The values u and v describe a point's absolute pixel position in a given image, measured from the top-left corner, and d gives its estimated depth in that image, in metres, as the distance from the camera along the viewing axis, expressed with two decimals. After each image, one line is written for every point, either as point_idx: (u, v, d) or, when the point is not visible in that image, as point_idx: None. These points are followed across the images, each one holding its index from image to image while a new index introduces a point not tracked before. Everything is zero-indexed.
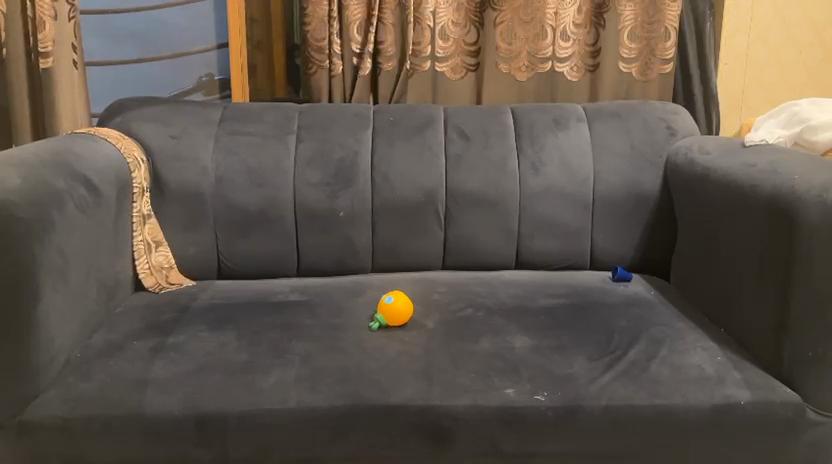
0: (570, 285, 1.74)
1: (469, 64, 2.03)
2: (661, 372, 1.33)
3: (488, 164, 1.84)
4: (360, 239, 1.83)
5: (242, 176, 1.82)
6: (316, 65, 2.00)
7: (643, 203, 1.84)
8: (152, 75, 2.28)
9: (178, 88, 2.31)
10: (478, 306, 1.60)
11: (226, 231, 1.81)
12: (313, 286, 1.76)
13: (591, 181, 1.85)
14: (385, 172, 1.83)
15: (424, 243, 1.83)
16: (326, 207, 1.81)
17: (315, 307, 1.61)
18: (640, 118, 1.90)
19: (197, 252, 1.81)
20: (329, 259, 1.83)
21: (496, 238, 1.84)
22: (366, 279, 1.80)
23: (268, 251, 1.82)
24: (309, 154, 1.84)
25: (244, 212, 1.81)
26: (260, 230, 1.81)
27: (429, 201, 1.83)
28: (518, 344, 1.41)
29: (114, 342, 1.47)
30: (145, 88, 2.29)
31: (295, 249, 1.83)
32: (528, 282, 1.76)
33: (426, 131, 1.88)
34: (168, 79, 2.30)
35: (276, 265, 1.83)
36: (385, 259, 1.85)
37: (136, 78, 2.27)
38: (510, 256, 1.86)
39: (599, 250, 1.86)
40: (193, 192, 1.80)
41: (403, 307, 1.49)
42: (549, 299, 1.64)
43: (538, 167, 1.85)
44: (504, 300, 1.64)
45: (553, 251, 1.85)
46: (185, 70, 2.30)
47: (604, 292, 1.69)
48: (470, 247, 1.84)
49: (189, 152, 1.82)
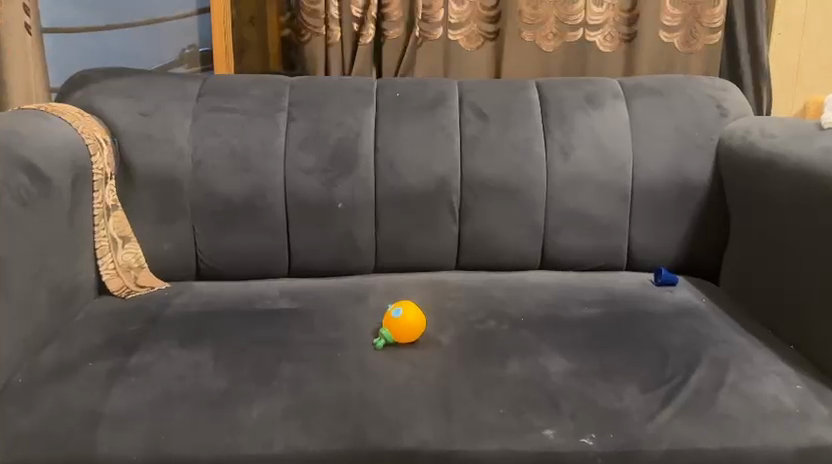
0: (605, 290, 1.49)
1: (487, 32, 1.76)
2: (732, 405, 1.08)
3: (510, 148, 1.59)
4: (362, 234, 1.57)
5: (224, 160, 1.56)
6: (311, 31, 1.73)
7: (689, 194, 1.58)
8: (127, 46, 1.96)
9: (159, 61, 2.01)
10: (502, 315, 1.35)
11: (206, 224, 1.56)
12: (306, 290, 1.51)
13: (630, 168, 1.59)
14: (391, 156, 1.57)
15: (435, 239, 1.58)
16: (322, 196, 1.56)
17: (309, 317, 1.35)
18: (685, 95, 1.63)
19: (172, 247, 1.56)
20: (325, 258, 1.58)
21: (520, 234, 1.59)
22: (368, 282, 1.55)
23: (254, 248, 1.57)
24: (302, 135, 1.58)
25: (226, 202, 1.55)
26: (245, 223, 1.56)
27: (441, 190, 1.57)
28: (556, 368, 1.16)
29: (67, 360, 1.21)
30: (119, 60, 1.97)
31: (286, 246, 1.58)
32: (557, 286, 1.51)
33: (438, 108, 1.61)
34: (145, 51, 1.99)
35: (264, 265, 1.58)
36: (390, 257, 1.60)
37: (106, 48, 1.94)
38: (535, 254, 1.61)
39: (638, 248, 1.61)
40: (167, 178, 1.54)
41: (414, 322, 1.23)
42: (585, 308, 1.39)
43: (567, 151, 1.59)
44: (532, 308, 1.38)
45: (585, 249, 1.60)
46: (165, 41, 2.00)
47: (648, 299, 1.44)
48: (488, 244, 1.59)
49: (163, 132, 1.56)
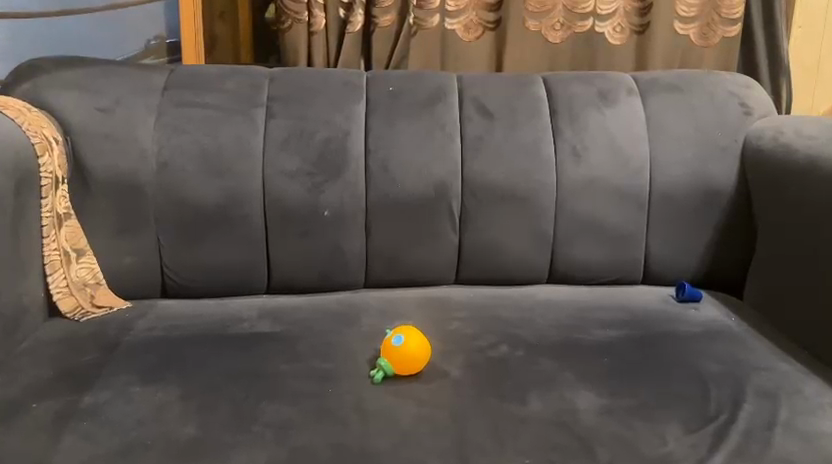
0: (625, 308, 1.34)
1: (488, 21, 1.60)
2: (790, 447, 0.93)
3: (516, 149, 1.42)
4: (351, 246, 1.40)
5: (194, 162, 1.37)
6: (291, 17, 1.55)
7: (712, 201, 1.44)
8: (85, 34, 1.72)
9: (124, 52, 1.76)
10: (515, 338, 1.19)
11: (175, 234, 1.37)
12: (288, 309, 1.33)
13: (647, 172, 1.45)
14: (384, 158, 1.40)
15: (433, 251, 1.42)
16: (306, 203, 1.38)
17: (294, 343, 1.18)
18: (705, 91, 1.49)
19: (135, 261, 1.37)
20: (309, 273, 1.41)
21: (528, 244, 1.43)
22: (358, 299, 1.38)
23: (229, 263, 1.39)
24: (283, 134, 1.40)
25: (197, 210, 1.37)
26: (219, 234, 1.38)
27: (441, 196, 1.40)
28: (586, 405, 1.00)
29: (6, 401, 1.02)
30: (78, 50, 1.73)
31: (264, 260, 1.40)
32: (570, 303, 1.35)
33: (437, 104, 1.44)
34: (108, 37, 1.75)
35: (240, 280, 1.40)
36: (383, 271, 1.42)
37: (64, 34, 1.71)
38: (542, 268, 1.45)
39: (656, 259, 1.46)
40: (129, 182, 1.35)
41: (417, 351, 1.05)
42: (606, 330, 1.23)
43: (579, 152, 1.43)
44: (547, 330, 1.22)
45: (598, 261, 1.45)
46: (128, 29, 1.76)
47: (673, 319, 1.29)
48: (492, 256, 1.43)
49: (124, 130, 1.36)
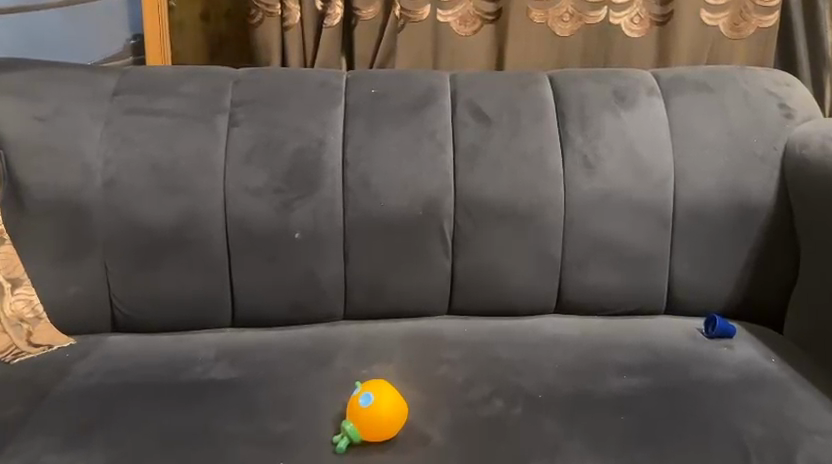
0: (645, 348, 1.14)
1: (486, 12, 1.41)
2: None
3: (518, 159, 1.23)
4: (327, 274, 1.22)
5: (147, 178, 1.19)
6: (262, 10, 1.37)
7: (747, 219, 1.24)
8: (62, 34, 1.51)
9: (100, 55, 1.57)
10: (513, 389, 1.00)
11: (124, 260, 1.19)
12: (252, 348, 1.15)
13: (671, 184, 1.25)
14: (364, 171, 1.21)
15: (422, 278, 1.23)
16: (275, 224, 1.20)
17: (251, 393, 0.99)
18: (738, 90, 1.28)
19: (80, 292, 1.20)
20: (280, 304, 1.22)
21: (532, 270, 1.24)
22: (335, 334, 1.19)
23: (188, 293, 1.21)
24: (248, 145, 1.21)
25: (150, 233, 1.19)
26: (175, 259, 1.20)
27: (431, 215, 1.21)
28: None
29: None
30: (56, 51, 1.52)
31: (228, 290, 1.22)
32: (581, 340, 1.16)
33: (427, 109, 1.25)
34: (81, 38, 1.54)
35: (201, 312, 1.22)
36: (364, 302, 1.24)
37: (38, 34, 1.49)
38: (549, 296, 1.26)
39: (680, 286, 1.27)
40: (71, 201, 1.18)
41: (388, 410, 0.87)
42: (623, 378, 1.04)
43: (592, 162, 1.24)
44: (553, 378, 1.03)
45: (614, 288, 1.25)
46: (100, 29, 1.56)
47: (702, 362, 1.10)
48: (491, 284, 1.24)
49: (66, 142, 1.19)
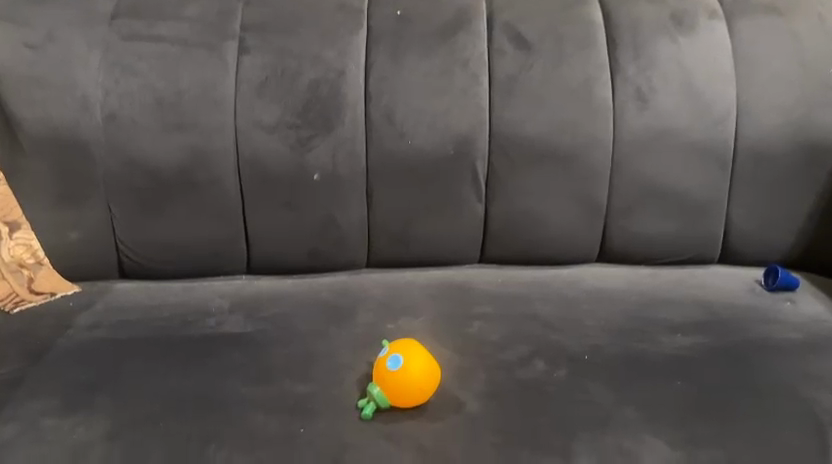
0: (697, 304, 1.04)
1: None
2: None
3: (561, 92, 1.10)
4: (349, 219, 1.12)
5: (150, 112, 1.08)
6: None
7: (816, 161, 1.11)
8: None
9: None
10: (555, 349, 0.90)
11: (128, 203, 1.10)
12: (269, 299, 1.06)
13: (733, 120, 1.11)
14: (389, 106, 1.09)
15: (453, 224, 1.12)
16: (291, 165, 1.09)
17: (266, 350, 0.91)
18: (813, 12, 1.13)
19: (83, 237, 1.11)
20: (298, 251, 1.13)
21: (573, 216, 1.13)
22: (358, 284, 1.10)
23: (199, 239, 1.12)
24: (260, 76, 1.09)
25: (156, 173, 1.09)
26: (184, 202, 1.10)
27: (462, 155, 1.10)
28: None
29: None
30: None
31: (242, 236, 1.12)
32: (627, 294, 1.06)
33: (458, 34, 1.11)
34: None
35: (213, 259, 1.13)
36: (389, 250, 1.14)
37: None
38: (591, 245, 1.15)
39: (737, 234, 1.15)
40: (69, 138, 1.07)
41: (417, 376, 0.78)
42: (676, 337, 0.94)
43: (644, 95, 1.10)
44: (598, 336, 0.93)
45: (663, 236, 1.14)
46: None
47: (762, 320, 0.99)
48: (527, 231, 1.13)
49: (60, 72, 1.08)
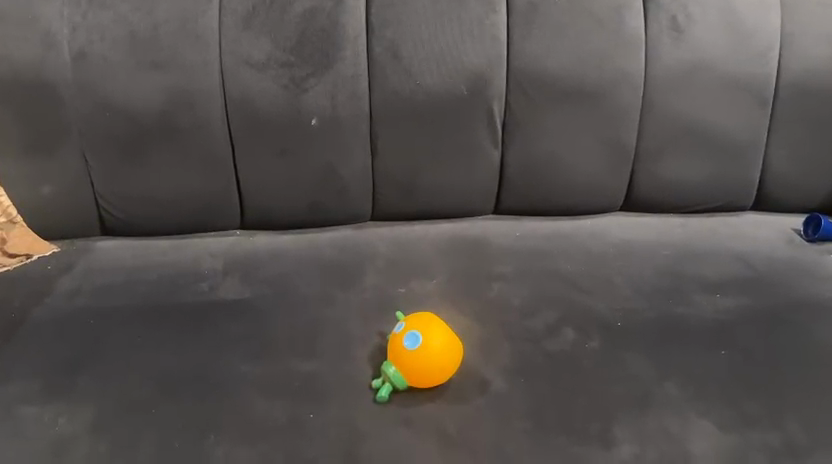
0: (734, 258, 0.95)
1: None
2: None
3: (587, 21, 0.98)
4: (351, 168, 1.01)
5: (123, 49, 0.95)
6: None
7: None
8: None
9: None
10: (584, 314, 0.82)
11: (106, 153, 0.99)
12: (266, 258, 0.97)
13: (777, 51, 1.00)
14: (394, 39, 0.97)
15: (465, 171, 1.02)
16: (285, 108, 0.98)
17: (266, 320, 0.82)
18: None
19: (57, 191, 1.00)
20: (296, 204, 1.03)
21: (597, 160, 1.03)
22: (363, 240, 1.01)
23: (187, 191, 1.01)
24: (247, 5, 0.96)
25: (134, 119, 0.97)
26: (168, 152, 0.99)
27: (477, 94, 0.98)
28: (707, 454, 0.65)
29: None
30: None
31: (234, 188, 1.02)
32: (657, 249, 0.97)
33: None
34: None
35: (204, 214, 1.03)
36: (396, 200, 1.04)
37: None
38: (616, 192, 1.05)
39: (774, 179, 1.06)
40: (32, 79, 0.95)
41: (438, 357, 0.69)
42: (715, 298, 0.86)
43: (681, 24, 0.98)
44: (630, 299, 0.85)
45: (694, 181, 1.05)
46: None
47: (806, 276, 0.91)
48: (546, 178, 1.03)
49: (18, 4, 0.94)
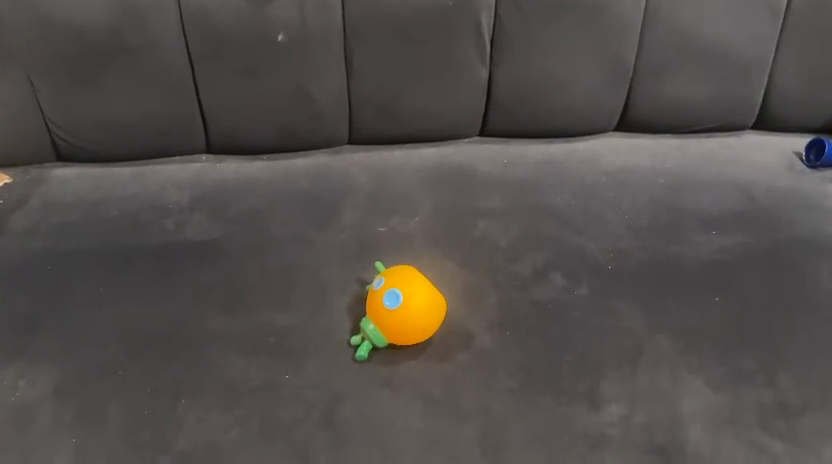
0: (733, 187, 0.90)
1: None
2: None
3: None
4: (326, 89, 0.93)
5: None
6: None
7: None
8: None
9: None
10: (574, 257, 0.78)
11: (52, 75, 0.88)
12: (236, 190, 0.90)
13: None
14: None
15: (450, 91, 0.94)
16: (249, 24, 0.87)
17: (237, 266, 0.77)
18: None
19: (2, 117, 0.91)
20: (266, 128, 0.95)
21: (592, 79, 0.95)
22: (339, 168, 0.94)
23: (146, 115, 0.92)
24: None
25: (80, 35, 0.87)
26: (122, 72, 0.89)
27: (463, 6, 0.89)
28: (698, 415, 0.63)
29: None
30: None
31: (197, 111, 0.93)
32: (652, 177, 0.91)
33: None
34: None
35: (166, 139, 0.95)
36: (375, 124, 0.96)
37: None
38: (611, 113, 0.98)
39: (779, 97, 0.99)
40: None
41: (422, 316, 0.66)
42: (711, 236, 0.82)
43: None
44: (623, 238, 0.81)
45: (695, 101, 0.98)
46: None
47: (807, 209, 0.86)
48: (537, 98, 0.96)
49: None
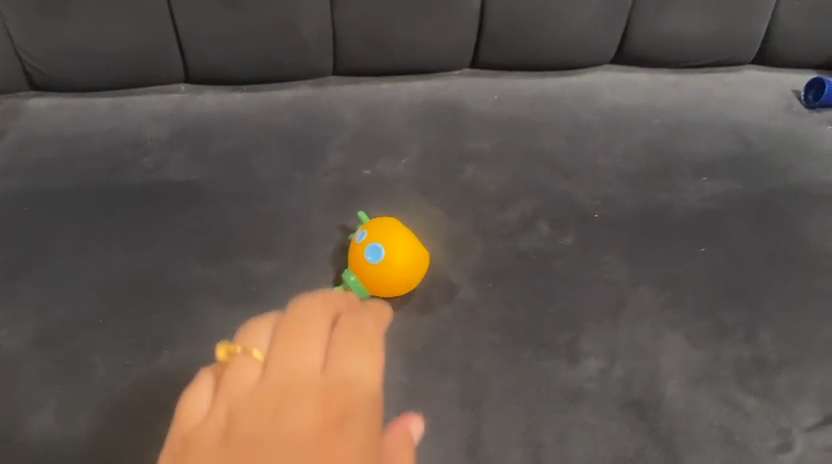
0: (728, 129, 0.88)
1: None
2: None
3: None
4: (310, 18, 0.88)
5: None
6: None
7: None
8: None
9: None
10: (562, 205, 0.77)
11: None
12: (217, 125, 0.87)
13: None
14: None
15: (440, 22, 0.90)
16: None
17: (220, 210, 0.76)
18: None
19: None
20: (247, 59, 0.91)
21: (588, 11, 0.91)
22: (324, 102, 0.91)
23: (120, 43, 0.88)
24: None
25: None
26: None
27: None
28: (675, 370, 0.64)
29: None
30: None
31: (175, 40, 0.89)
32: (646, 117, 0.89)
33: None
34: None
35: (143, 69, 0.91)
36: (361, 55, 0.92)
37: None
38: (607, 46, 0.94)
39: (782, 32, 0.95)
40: None
41: (404, 271, 0.66)
42: (701, 183, 0.80)
43: None
44: (613, 184, 0.79)
45: (695, 34, 0.94)
46: None
47: (800, 154, 0.85)
48: (530, 30, 0.92)
49: None
